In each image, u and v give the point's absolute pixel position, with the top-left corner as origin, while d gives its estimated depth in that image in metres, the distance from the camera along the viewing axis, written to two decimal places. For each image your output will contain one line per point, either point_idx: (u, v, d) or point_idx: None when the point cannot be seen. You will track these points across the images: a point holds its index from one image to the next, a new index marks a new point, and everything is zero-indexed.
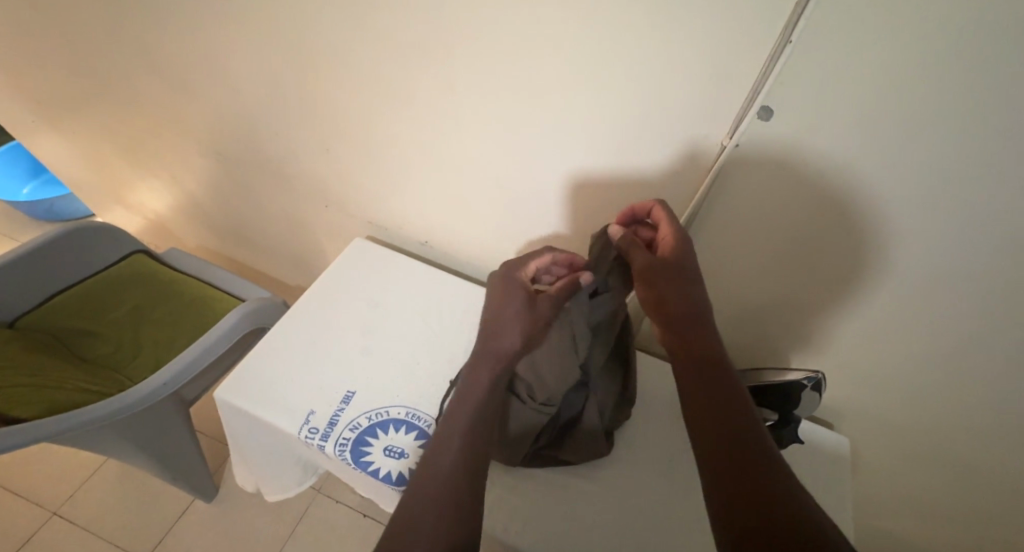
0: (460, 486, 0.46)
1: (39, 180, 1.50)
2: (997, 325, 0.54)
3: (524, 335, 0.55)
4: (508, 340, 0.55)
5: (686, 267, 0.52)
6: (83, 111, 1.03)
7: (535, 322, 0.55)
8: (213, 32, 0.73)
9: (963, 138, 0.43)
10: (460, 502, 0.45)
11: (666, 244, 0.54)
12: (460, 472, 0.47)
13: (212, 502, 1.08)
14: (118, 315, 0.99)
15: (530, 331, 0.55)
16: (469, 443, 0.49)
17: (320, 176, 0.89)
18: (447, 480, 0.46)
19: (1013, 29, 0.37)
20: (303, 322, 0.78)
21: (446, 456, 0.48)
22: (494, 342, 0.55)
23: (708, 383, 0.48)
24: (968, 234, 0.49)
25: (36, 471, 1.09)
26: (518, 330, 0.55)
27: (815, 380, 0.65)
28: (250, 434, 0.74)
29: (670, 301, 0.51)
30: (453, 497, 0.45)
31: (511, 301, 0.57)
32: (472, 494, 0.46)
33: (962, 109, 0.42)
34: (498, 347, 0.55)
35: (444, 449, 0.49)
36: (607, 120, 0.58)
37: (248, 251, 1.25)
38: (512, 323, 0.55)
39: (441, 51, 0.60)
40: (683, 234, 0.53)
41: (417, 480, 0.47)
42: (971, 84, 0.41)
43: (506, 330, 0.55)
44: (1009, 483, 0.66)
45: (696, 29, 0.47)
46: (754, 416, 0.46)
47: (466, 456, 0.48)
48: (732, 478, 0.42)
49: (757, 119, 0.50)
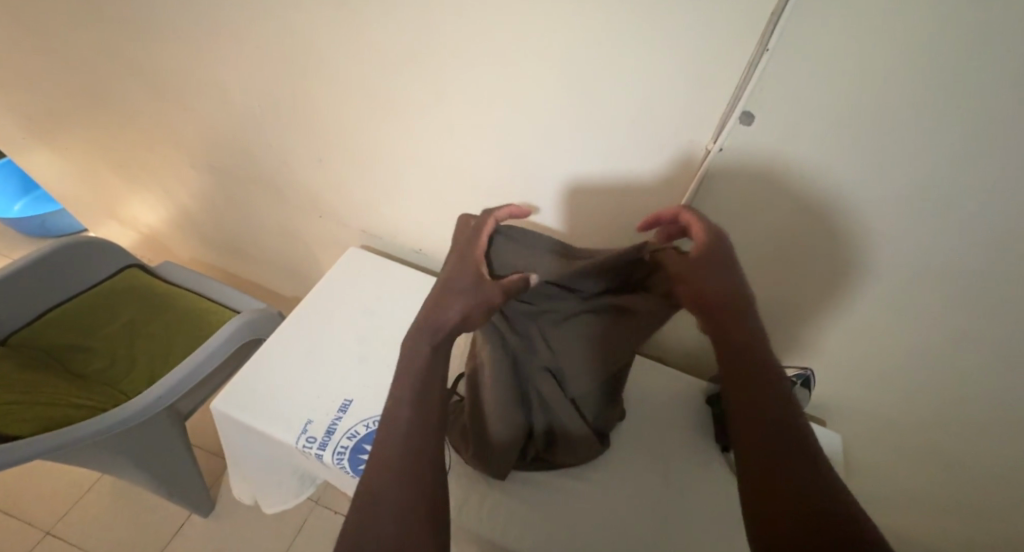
0: (421, 455, 0.43)
1: (31, 197, 1.48)
2: (982, 320, 0.55)
3: (467, 302, 0.47)
4: (448, 313, 0.47)
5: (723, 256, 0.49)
6: (75, 128, 1.04)
7: (479, 289, 0.48)
8: (203, 45, 0.74)
9: (958, 128, 0.44)
10: (422, 477, 0.42)
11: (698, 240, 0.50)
12: (418, 442, 0.43)
13: (209, 517, 1.07)
14: (113, 330, 0.99)
15: (471, 298, 0.48)
16: (424, 407, 0.44)
17: (312, 187, 0.90)
18: (402, 452, 0.42)
19: (1003, 18, 0.38)
20: (298, 333, 0.79)
21: (401, 421, 0.44)
22: (431, 318, 0.47)
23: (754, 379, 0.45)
24: (949, 231, 0.50)
25: (30, 490, 1.08)
26: (461, 300, 0.47)
27: (804, 376, 0.67)
28: (247, 445, 0.74)
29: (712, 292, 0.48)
30: (413, 470, 0.42)
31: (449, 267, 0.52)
32: (432, 464, 0.43)
33: (952, 101, 0.43)
34: (438, 323, 0.47)
35: (393, 421, 0.44)
36: (594, 126, 0.59)
37: (241, 263, 1.25)
38: (448, 294, 0.48)
39: (431, 61, 0.62)
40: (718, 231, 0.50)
41: (377, 452, 0.43)
42: (958, 77, 0.41)
43: (447, 303, 0.47)
44: (1000, 476, 0.67)
45: (679, 37, 0.48)
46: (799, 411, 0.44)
47: (420, 421, 0.44)
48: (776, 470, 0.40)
49: (739, 124, 0.51)
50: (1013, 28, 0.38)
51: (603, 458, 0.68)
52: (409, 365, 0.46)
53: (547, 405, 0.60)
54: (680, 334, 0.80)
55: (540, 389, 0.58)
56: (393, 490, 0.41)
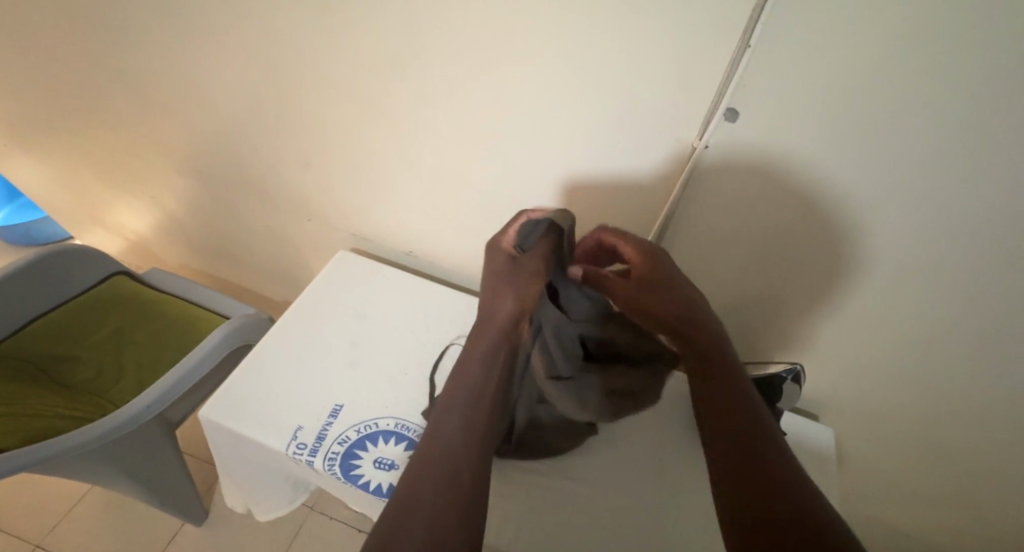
0: (461, 465, 0.47)
1: (14, 205, 1.43)
2: (968, 311, 0.56)
3: (516, 297, 0.56)
4: (504, 306, 0.57)
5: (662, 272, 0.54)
6: (57, 134, 1.02)
7: (525, 283, 0.56)
8: (186, 49, 0.73)
9: (948, 121, 0.44)
10: (457, 481, 0.45)
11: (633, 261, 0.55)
12: (461, 448, 0.48)
13: (203, 526, 1.06)
14: (98, 339, 0.98)
15: (518, 291, 0.57)
16: (471, 417, 0.51)
17: (301, 191, 0.89)
18: (446, 454, 0.47)
19: (991, 9, 0.37)
20: (287, 338, 0.78)
21: (448, 428, 0.50)
22: (490, 309, 0.58)
23: (737, 397, 0.52)
24: (934, 223, 0.51)
25: (17, 504, 1.06)
26: (510, 295, 0.57)
27: (794, 372, 0.67)
28: (237, 453, 0.73)
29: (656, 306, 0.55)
30: (452, 474, 0.46)
31: (498, 264, 0.57)
32: (471, 474, 0.46)
33: (943, 94, 0.43)
34: (493, 312, 0.57)
35: (443, 423, 0.50)
36: (581, 125, 0.59)
37: (231, 269, 1.24)
38: (504, 286, 0.57)
39: (415, 63, 0.61)
40: (649, 248, 0.55)
41: (420, 454, 0.48)
42: (949, 70, 0.41)
43: (501, 296, 0.57)
44: (990, 463, 0.68)
45: (663, 35, 0.48)
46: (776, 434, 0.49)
47: (466, 431, 0.49)
48: (744, 479, 0.45)
49: (724, 121, 0.51)
50: (1004, 19, 0.38)
51: (597, 457, 0.68)
52: (468, 356, 0.56)
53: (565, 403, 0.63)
54: None
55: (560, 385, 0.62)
56: (430, 489, 0.44)
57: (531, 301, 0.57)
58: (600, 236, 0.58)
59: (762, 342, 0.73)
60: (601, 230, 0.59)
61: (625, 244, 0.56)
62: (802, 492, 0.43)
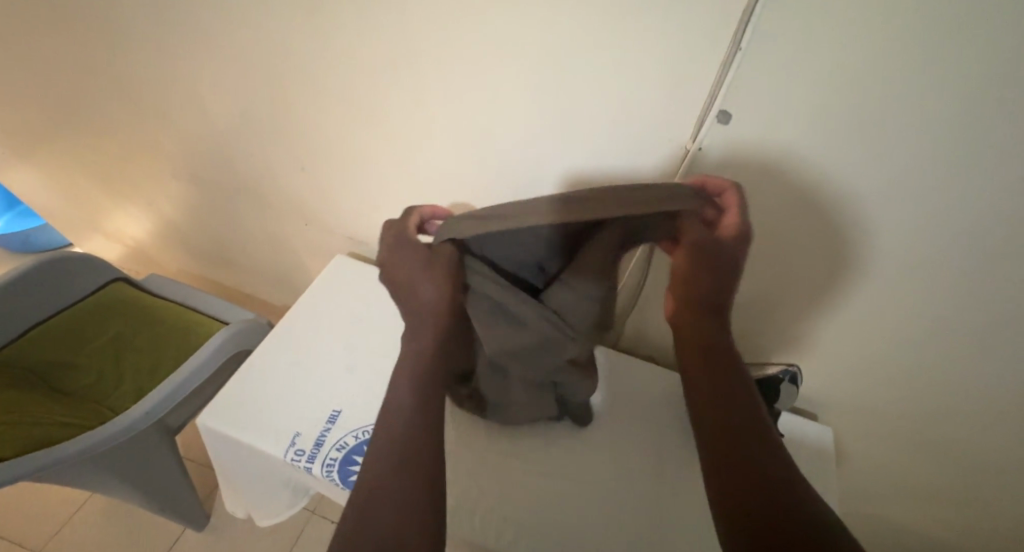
0: (420, 445, 0.45)
1: (13, 212, 1.44)
2: (965, 310, 0.56)
3: (439, 284, 0.49)
4: (428, 296, 0.50)
5: (734, 255, 0.48)
6: (55, 143, 1.02)
7: (450, 270, 0.49)
8: (181, 57, 0.73)
9: (946, 117, 0.43)
10: (421, 466, 0.44)
11: (727, 232, 0.48)
12: (419, 432, 0.46)
13: (203, 531, 1.06)
14: (97, 346, 0.98)
15: (445, 280, 0.49)
16: (424, 407, 0.47)
17: (298, 196, 0.89)
18: (407, 437, 0.45)
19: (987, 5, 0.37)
20: (285, 344, 0.78)
21: (400, 411, 0.47)
22: (416, 303, 0.50)
23: (727, 378, 0.50)
24: (929, 222, 0.51)
25: (19, 511, 1.06)
26: (434, 285, 0.49)
27: (791, 373, 0.67)
28: (235, 459, 0.73)
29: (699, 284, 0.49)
30: (415, 458, 0.44)
31: (414, 256, 0.51)
32: (431, 454, 0.45)
33: (941, 90, 0.42)
34: (421, 307, 0.50)
35: (394, 408, 0.47)
36: (575, 127, 0.59)
37: (230, 274, 1.24)
38: (420, 277, 0.50)
39: (408, 69, 0.62)
40: (749, 229, 0.48)
41: (375, 447, 0.45)
42: (946, 66, 0.41)
43: (421, 288, 0.50)
44: (990, 461, 0.68)
45: (654, 38, 0.48)
46: (766, 422, 0.47)
47: (419, 421, 0.46)
48: (730, 467, 0.43)
49: (717, 123, 0.52)
50: (1001, 13, 0.37)
51: (596, 459, 0.68)
52: (407, 354, 0.49)
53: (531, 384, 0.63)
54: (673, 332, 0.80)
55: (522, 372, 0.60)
56: (393, 477, 0.43)
57: (457, 287, 0.50)
58: (731, 189, 0.49)
59: (761, 341, 0.73)
60: (733, 185, 0.49)
61: (734, 214, 0.48)
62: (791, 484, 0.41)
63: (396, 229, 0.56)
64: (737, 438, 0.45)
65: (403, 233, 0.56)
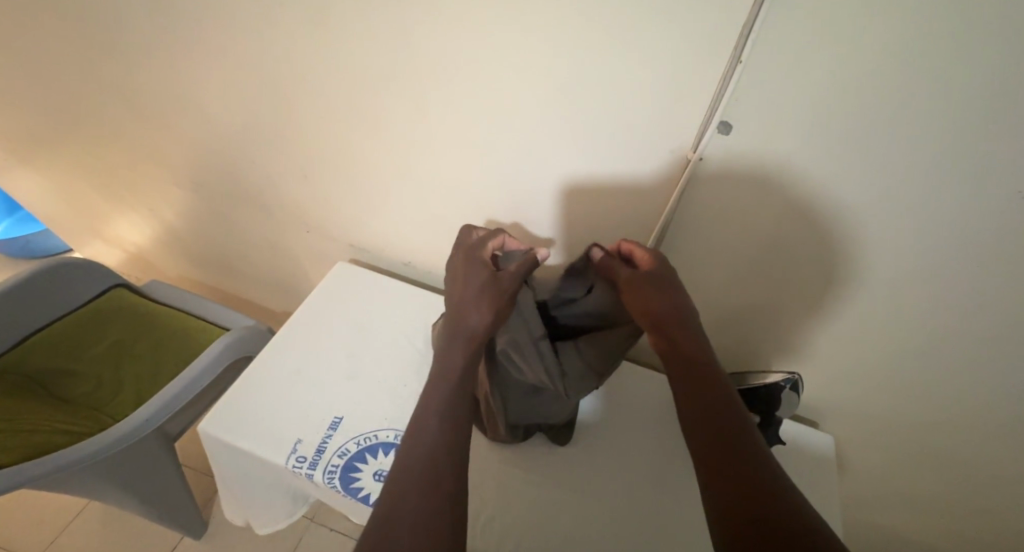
0: (444, 465, 0.44)
1: (14, 218, 1.43)
2: (964, 318, 0.57)
3: (489, 308, 0.55)
4: (477, 316, 0.54)
5: (670, 278, 0.54)
6: (58, 149, 1.03)
7: (502, 299, 0.56)
8: (186, 64, 0.74)
9: (947, 125, 0.44)
10: (444, 486, 0.43)
11: (646, 263, 0.56)
12: (444, 449, 0.45)
13: (201, 539, 1.05)
14: (97, 352, 0.98)
15: (494, 304, 0.55)
16: (450, 422, 0.48)
17: (300, 203, 0.89)
18: (431, 456, 0.45)
19: (983, 19, 0.38)
20: (287, 351, 0.78)
21: (430, 430, 0.47)
22: (460, 321, 0.55)
23: (709, 381, 0.49)
24: (927, 231, 0.51)
25: (15, 519, 1.05)
26: (486, 308, 0.55)
27: (792, 381, 0.67)
28: (236, 467, 0.73)
29: (652, 302, 0.52)
30: (437, 477, 0.43)
31: (475, 279, 0.57)
32: (454, 473, 0.44)
33: (943, 97, 0.43)
34: (468, 326, 0.54)
35: (421, 428, 0.47)
36: (577, 136, 0.60)
37: (230, 280, 1.24)
38: (476, 300, 0.55)
39: (413, 78, 0.62)
40: (661, 254, 0.56)
41: (395, 469, 0.45)
42: (946, 74, 0.41)
43: (473, 309, 0.55)
44: (989, 469, 0.68)
45: (657, 49, 0.49)
46: (750, 424, 0.46)
47: (446, 436, 0.46)
48: (726, 479, 0.42)
49: (718, 133, 0.52)
50: (997, 24, 0.38)
51: (598, 466, 0.68)
52: (444, 365, 0.52)
53: (538, 412, 0.65)
54: None
55: (533, 402, 0.64)
56: (415, 496, 0.42)
57: (502, 311, 0.55)
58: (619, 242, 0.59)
59: (761, 349, 0.73)
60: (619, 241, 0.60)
61: (640, 250, 0.57)
62: (783, 494, 0.40)
63: (469, 247, 0.62)
64: (730, 446, 0.44)
65: (478, 253, 0.61)
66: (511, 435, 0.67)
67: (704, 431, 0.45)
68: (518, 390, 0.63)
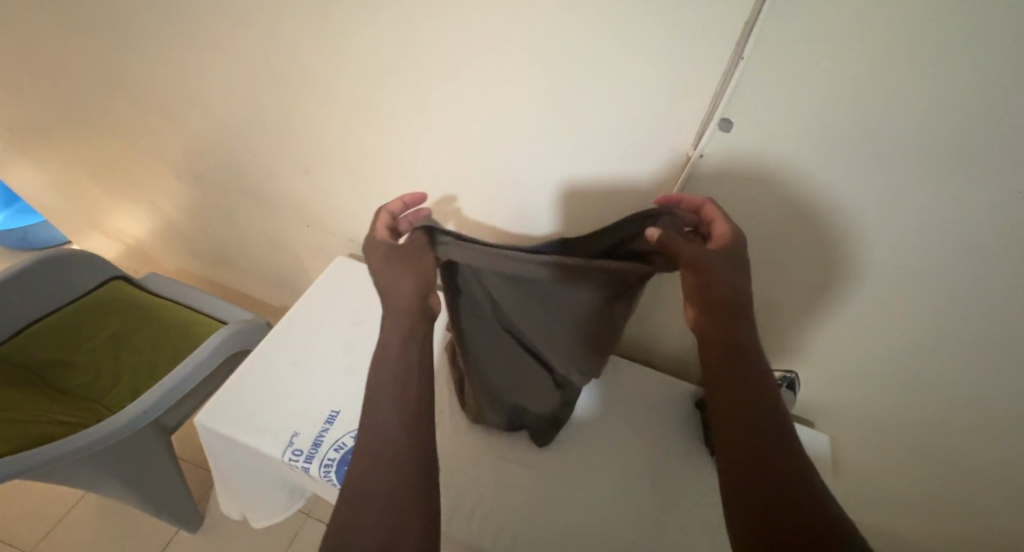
0: (404, 445, 0.44)
1: (12, 210, 1.44)
2: (961, 319, 0.56)
3: (414, 278, 0.53)
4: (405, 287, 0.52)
5: (736, 260, 0.50)
6: (57, 140, 1.02)
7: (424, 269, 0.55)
8: (185, 57, 0.74)
9: (948, 124, 0.44)
10: (404, 466, 0.43)
11: (720, 240, 0.51)
12: (400, 430, 0.45)
13: (198, 532, 1.05)
14: (95, 344, 0.97)
15: (416, 275, 0.54)
16: (406, 402, 0.47)
17: (299, 197, 0.89)
18: (389, 439, 0.44)
19: (985, 18, 0.38)
20: (284, 344, 0.78)
21: (384, 411, 0.46)
22: (389, 292, 0.53)
23: (750, 372, 0.46)
24: (927, 231, 0.51)
25: (12, 510, 1.05)
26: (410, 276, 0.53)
27: (790, 379, 0.68)
28: (232, 459, 0.73)
29: (712, 287, 0.48)
30: (398, 457, 0.44)
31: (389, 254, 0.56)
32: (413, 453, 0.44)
33: (941, 98, 0.43)
34: (396, 297, 0.52)
35: (374, 409, 0.46)
36: (577, 131, 0.60)
37: (229, 274, 1.24)
38: (401, 270, 0.54)
39: (412, 71, 0.62)
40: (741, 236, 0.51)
41: (356, 451, 0.45)
42: (945, 75, 0.41)
43: (400, 279, 0.53)
44: (986, 471, 0.68)
45: (658, 45, 0.49)
46: (787, 426, 0.44)
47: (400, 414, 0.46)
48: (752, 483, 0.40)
49: (718, 130, 0.52)
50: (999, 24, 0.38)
51: (594, 463, 0.68)
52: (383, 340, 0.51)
53: (519, 392, 0.65)
54: (671, 338, 0.80)
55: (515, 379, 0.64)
56: (377, 480, 0.42)
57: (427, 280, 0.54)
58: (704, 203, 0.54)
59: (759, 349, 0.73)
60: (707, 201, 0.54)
61: (722, 223, 0.52)
62: (811, 506, 0.39)
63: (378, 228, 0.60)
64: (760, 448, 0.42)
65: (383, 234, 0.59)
66: (493, 415, 0.67)
67: (736, 426, 0.44)
68: (497, 362, 0.63)
